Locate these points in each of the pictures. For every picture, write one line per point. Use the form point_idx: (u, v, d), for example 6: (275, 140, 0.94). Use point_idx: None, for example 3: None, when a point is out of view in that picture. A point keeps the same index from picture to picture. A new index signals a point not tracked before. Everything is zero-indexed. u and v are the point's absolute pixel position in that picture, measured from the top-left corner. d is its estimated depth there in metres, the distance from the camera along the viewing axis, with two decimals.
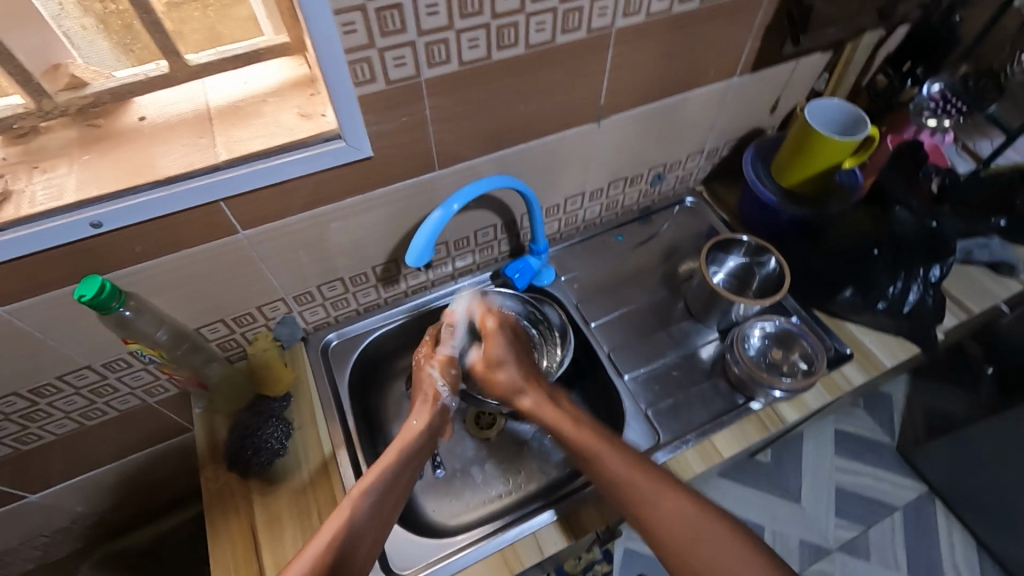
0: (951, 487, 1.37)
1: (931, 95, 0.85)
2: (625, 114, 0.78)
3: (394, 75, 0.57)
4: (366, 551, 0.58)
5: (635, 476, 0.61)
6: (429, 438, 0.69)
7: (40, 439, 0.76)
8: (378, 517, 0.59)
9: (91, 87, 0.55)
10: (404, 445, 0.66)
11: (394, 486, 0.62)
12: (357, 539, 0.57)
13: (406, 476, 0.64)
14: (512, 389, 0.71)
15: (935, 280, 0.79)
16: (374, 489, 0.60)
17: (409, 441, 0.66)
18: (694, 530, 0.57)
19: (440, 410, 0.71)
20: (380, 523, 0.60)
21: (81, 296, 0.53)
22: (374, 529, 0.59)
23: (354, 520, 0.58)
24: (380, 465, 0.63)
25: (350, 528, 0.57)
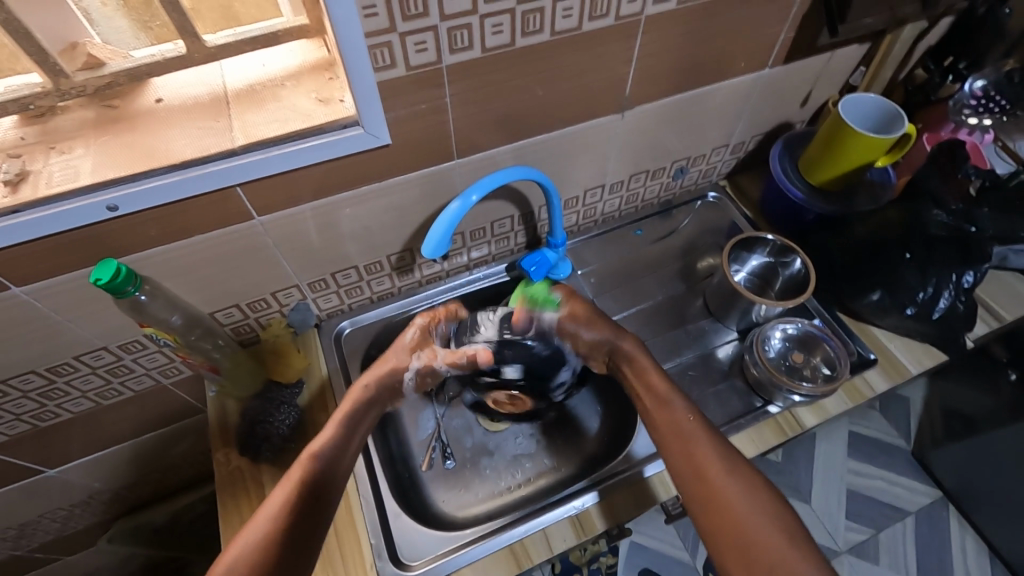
0: (967, 494, 1.34)
1: (972, 93, 0.82)
2: (649, 105, 0.75)
3: (414, 61, 0.55)
4: (328, 503, 0.61)
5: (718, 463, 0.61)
6: (380, 395, 0.71)
7: (58, 416, 0.77)
8: (332, 476, 0.62)
9: (108, 68, 0.54)
10: (350, 406, 0.67)
11: (344, 448, 0.64)
12: (317, 496, 0.60)
13: (354, 437, 0.66)
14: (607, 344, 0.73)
15: (968, 286, 0.74)
16: (322, 454, 0.62)
17: (357, 400, 0.68)
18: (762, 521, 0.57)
19: (392, 368, 0.71)
20: (337, 481, 0.62)
21: (97, 279, 0.52)
22: (332, 484, 0.61)
23: (307, 483, 0.60)
24: (325, 432, 0.64)
25: (302, 487, 0.60)
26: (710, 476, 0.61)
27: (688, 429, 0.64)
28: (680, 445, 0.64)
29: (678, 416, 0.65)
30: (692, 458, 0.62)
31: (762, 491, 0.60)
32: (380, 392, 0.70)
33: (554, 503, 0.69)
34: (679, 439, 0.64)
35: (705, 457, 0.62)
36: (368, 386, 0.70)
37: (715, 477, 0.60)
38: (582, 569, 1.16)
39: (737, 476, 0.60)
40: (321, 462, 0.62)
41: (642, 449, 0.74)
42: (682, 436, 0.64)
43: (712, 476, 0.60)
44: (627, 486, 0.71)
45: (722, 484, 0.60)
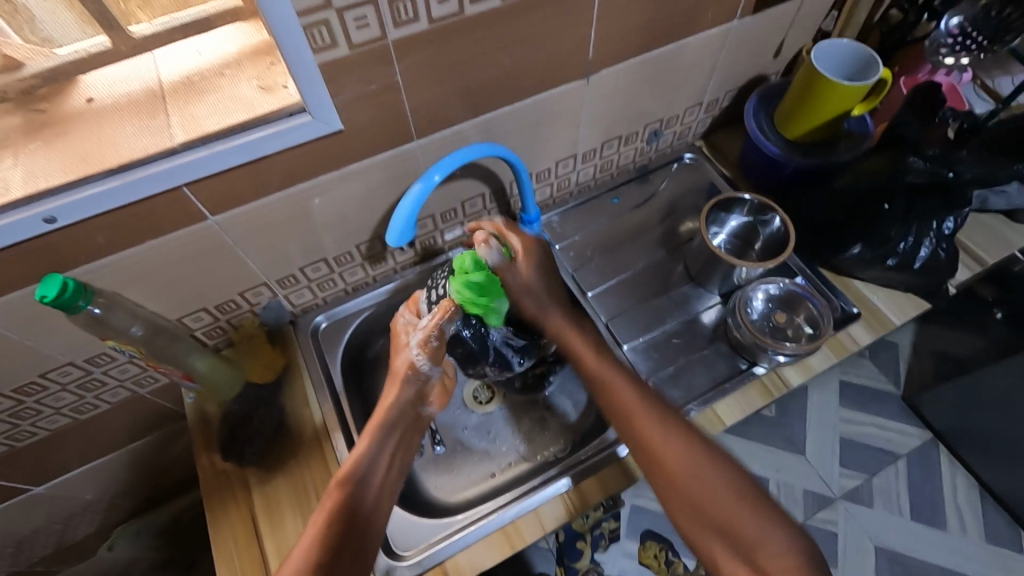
0: (957, 433, 1.37)
1: (949, 31, 0.77)
2: (615, 67, 0.72)
3: (357, 38, 0.52)
4: (368, 527, 0.59)
5: (632, 394, 0.64)
6: (408, 410, 0.68)
7: (34, 435, 0.75)
8: (364, 501, 0.60)
9: (27, 68, 0.50)
10: (378, 422, 0.65)
11: (379, 464, 0.63)
12: (354, 513, 0.58)
13: (388, 451, 0.65)
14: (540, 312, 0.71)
15: (949, 232, 0.74)
16: (355, 475, 0.61)
17: (387, 422, 0.66)
18: (679, 450, 0.59)
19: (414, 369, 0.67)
20: (373, 496, 0.61)
21: (42, 297, 0.50)
22: (372, 486, 0.61)
23: (348, 504, 0.59)
24: (356, 453, 0.63)
25: (347, 491, 0.59)
26: (637, 423, 0.62)
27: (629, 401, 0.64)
28: (631, 416, 0.63)
29: (602, 366, 0.68)
30: (658, 439, 0.61)
31: (679, 423, 0.62)
32: (404, 415, 0.67)
33: (541, 484, 0.69)
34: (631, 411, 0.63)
35: (611, 380, 0.66)
36: (395, 404, 0.67)
37: (648, 434, 0.61)
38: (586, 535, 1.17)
39: (663, 427, 0.61)
40: (354, 482, 0.60)
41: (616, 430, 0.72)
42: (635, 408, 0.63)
43: (651, 437, 0.61)
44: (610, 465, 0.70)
45: (650, 428, 0.61)
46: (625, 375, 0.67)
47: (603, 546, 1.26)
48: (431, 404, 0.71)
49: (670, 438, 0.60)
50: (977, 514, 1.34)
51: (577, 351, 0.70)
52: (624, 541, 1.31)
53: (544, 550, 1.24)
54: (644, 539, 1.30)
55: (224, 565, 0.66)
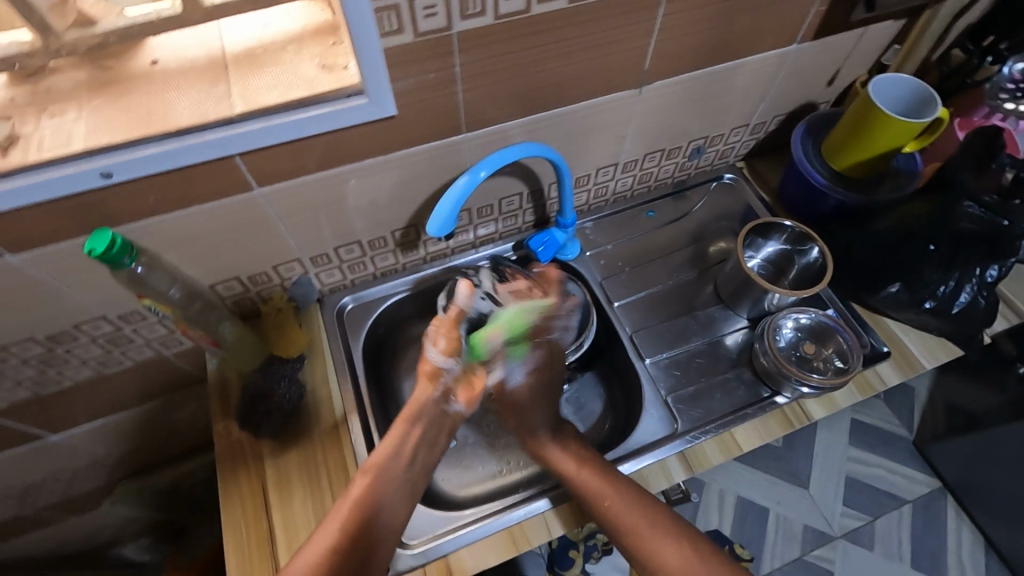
0: (966, 487, 1.34)
1: (1012, 75, 0.73)
2: (669, 81, 0.72)
3: (423, 27, 0.52)
4: (388, 522, 0.59)
5: (636, 515, 0.62)
6: (439, 407, 0.66)
7: (59, 384, 0.76)
8: (386, 499, 0.60)
9: (100, 26, 0.51)
10: (411, 413, 0.65)
11: (405, 460, 0.63)
12: (374, 508, 0.58)
13: (416, 447, 0.64)
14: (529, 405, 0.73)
15: (992, 280, 0.72)
16: (381, 470, 0.61)
17: (420, 415, 0.65)
18: (680, 557, 0.60)
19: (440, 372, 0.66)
20: (395, 490, 0.61)
21: (90, 250, 0.51)
22: (397, 481, 0.61)
23: (368, 498, 0.59)
24: (386, 444, 0.62)
25: (374, 486, 0.59)
26: (608, 512, 0.62)
27: (594, 485, 0.64)
28: (596, 500, 0.63)
29: (602, 484, 0.64)
30: (641, 546, 0.61)
31: (669, 528, 0.62)
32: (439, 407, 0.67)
33: (551, 488, 0.69)
34: (591, 493, 0.64)
35: (610, 501, 0.63)
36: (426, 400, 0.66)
37: (632, 540, 0.61)
38: (578, 545, 1.17)
39: (654, 528, 0.62)
40: (381, 475, 0.60)
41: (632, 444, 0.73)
42: (595, 488, 0.64)
43: (643, 546, 0.61)
44: None
45: (643, 538, 0.61)
46: (600, 472, 0.65)
47: (594, 557, 1.25)
48: (460, 403, 0.68)
49: (636, 522, 0.62)
50: (980, 570, 1.31)
51: (565, 467, 0.66)
52: (616, 555, 1.30)
53: (535, 555, 1.23)
54: None
55: (230, 534, 0.66)
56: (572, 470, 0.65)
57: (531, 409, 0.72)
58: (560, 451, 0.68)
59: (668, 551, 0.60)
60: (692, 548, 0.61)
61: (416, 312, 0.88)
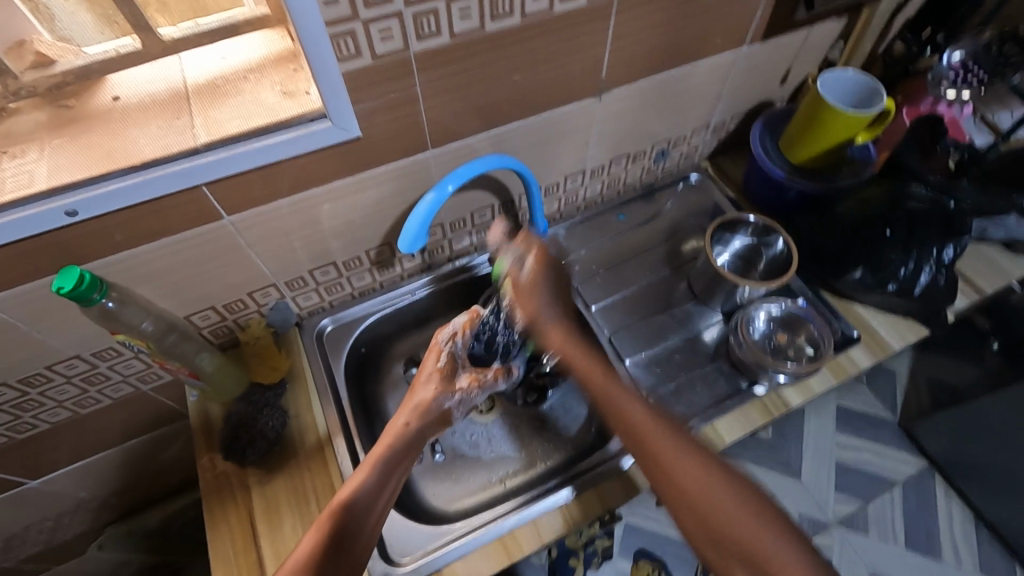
0: (952, 462, 1.37)
1: (951, 64, 0.79)
2: (627, 87, 0.74)
3: (380, 49, 0.53)
4: (359, 551, 0.56)
5: (647, 419, 0.63)
6: (421, 433, 0.69)
7: (35, 428, 0.75)
8: (361, 526, 0.57)
9: (58, 66, 0.51)
10: (389, 445, 0.65)
11: (385, 485, 0.61)
12: (344, 541, 0.56)
13: (396, 475, 0.63)
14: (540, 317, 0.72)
15: (949, 259, 0.76)
16: (357, 496, 0.59)
17: (400, 445, 0.65)
18: (722, 502, 0.56)
19: (427, 400, 0.71)
20: (370, 524, 0.58)
21: (59, 288, 0.51)
22: (375, 506, 0.59)
23: (335, 532, 0.56)
24: (359, 476, 0.61)
25: (346, 510, 0.58)
26: (648, 439, 0.62)
27: (642, 425, 0.63)
28: (643, 439, 0.62)
29: (647, 430, 0.62)
30: (665, 456, 0.60)
31: (710, 464, 0.59)
32: (422, 427, 0.69)
33: (540, 494, 0.69)
34: (644, 434, 0.62)
35: (664, 453, 0.60)
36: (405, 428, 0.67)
37: (663, 454, 0.60)
38: (578, 552, 1.17)
39: (716, 481, 0.57)
40: (353, 506, 0.58)
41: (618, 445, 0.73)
42: (647, 430, 0.62)
43: (696, 492, 0.57)
44: (606, 479, 0.70)
45: (662, 453, 0.60)
46: (639, 402, 0.65)
47: (595, 563, 1.25)
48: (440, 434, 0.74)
49: (655, 432, 0.62)
50: (972, 544, 1.34)
51: (619, 409, 0.64)
52: (617, 559, 1.29)
53: (536, 566, 1.22)
54: (638, 558, 1.29)
55: (220, 566, 0.66)
56: (596, 377, 0.67)
57: (540, 302, 0.72)
58: (581, 356, 0.69)
59: (721, 493, 0.57)
60: (752, 509, 0.55)
61: (397, 329, 0.89)
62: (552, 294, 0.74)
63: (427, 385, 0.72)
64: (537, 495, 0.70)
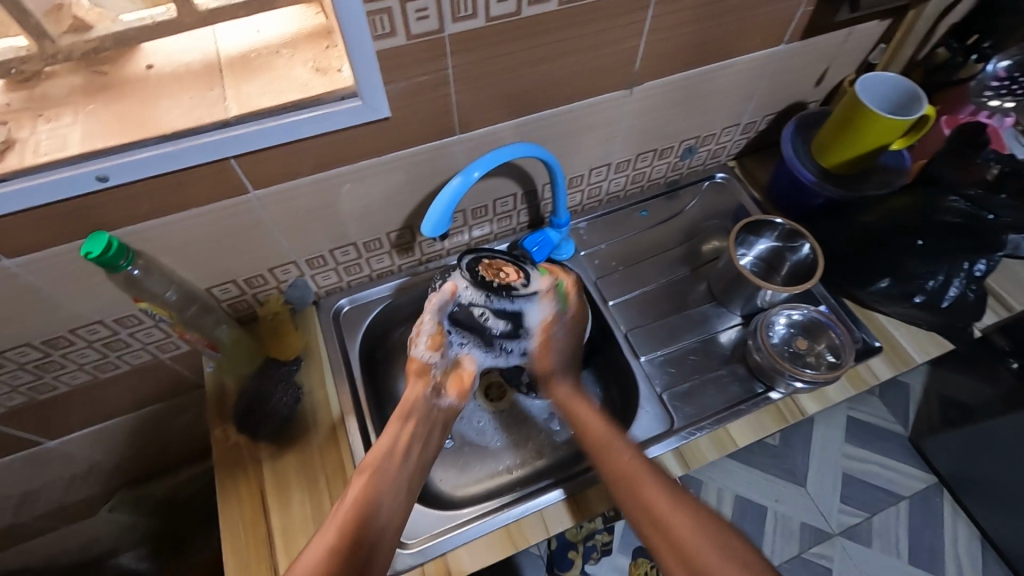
0: (962, 481, 1.35)
1: (996, 73, 0.76)
2: (660, 81, 0.73)
3: (414, 30, 0.53)
4: (391, 512, 0.61)
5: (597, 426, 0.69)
6: (432, 404, 0.70)
7: (55, 389, 0.76)
8: (386, 491, 0.61)
9: (95, 31, 0.51)
10: (404, 412, 0.68)
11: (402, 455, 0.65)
12: (376, 506, 0.60)
13: (409, 445, 0.66)
14: (558, 371, 0.76)
15: (980, 274, 0.74)
16: (380, 464, 0.63)
17: (407, 412, 0.68)
18: (674, 509, 0.60)
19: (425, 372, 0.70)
20: (395, 485, 0.63)
21: (87, 253, 0.51)
22: (398, 473, 0.64)
23: (371, 491, 0.61)
24: (384, 439, 0.65)
25: (375, 477, 0.62)
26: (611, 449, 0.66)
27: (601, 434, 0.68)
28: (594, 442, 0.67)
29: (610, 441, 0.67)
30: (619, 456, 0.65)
31: (672, 485, 0.62)
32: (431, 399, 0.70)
33: (549, 486, 0.69)
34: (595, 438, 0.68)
35: (627, 458, 0.65)
36: (415, 398, 0.69)
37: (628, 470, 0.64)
38: (578, 546, 1.17)
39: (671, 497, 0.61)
40: (380, 475, 0.62)
41: (636, 436, 0.73)
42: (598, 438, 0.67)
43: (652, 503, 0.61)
44: None
45: (604, 450, 0.66)
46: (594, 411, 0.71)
47: (594, 558, 1.25)
48: (449, 395, 0.72)
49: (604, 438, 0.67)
50: (977, 564, 1.32)
51: (565, 402, 0.73)
52: (616, 555, 1.29)
53: (535, 556, 1.23)
54: (637, 556, 1.29)
55: (229, 536, 0.67)
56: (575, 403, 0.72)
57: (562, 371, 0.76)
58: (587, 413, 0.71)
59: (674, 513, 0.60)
60: (697, 526, 0.59)
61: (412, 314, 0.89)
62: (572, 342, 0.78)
63: (419, 340, 0.69)
64: (546, 486, 0.70)
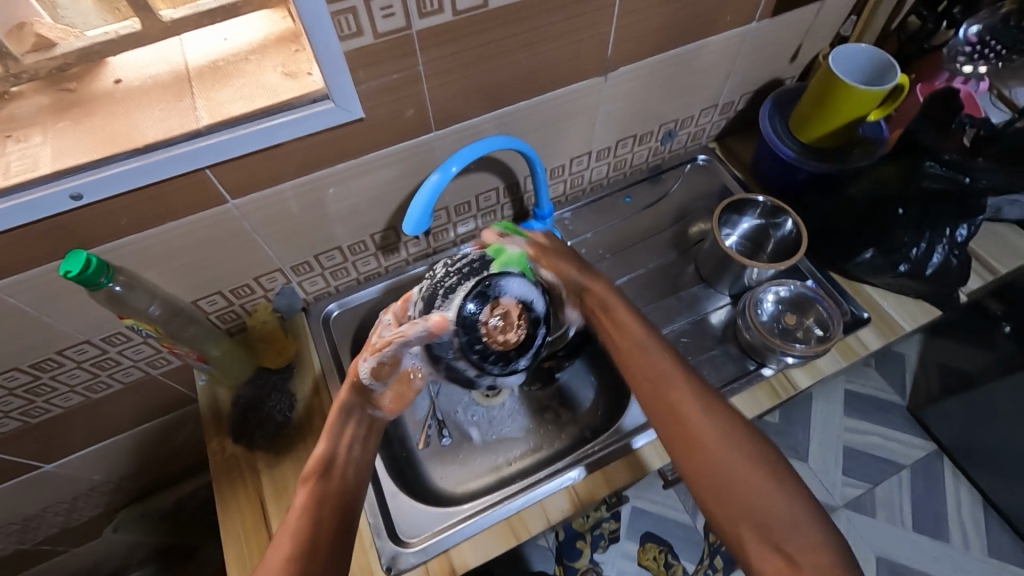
0: (961, 446, 1.36)
1: (967, 39, 0.77)
2: (633, 66, 0.73)
3: (382, 27, 0.53)
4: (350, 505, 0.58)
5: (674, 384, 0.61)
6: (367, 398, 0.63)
7: (48, 412, 0.76)
8: (334, 489, 0.58)
9: (59, 48, 0.51)
10: (337, 409, 0.62)
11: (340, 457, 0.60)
12: (328, 502, 0.57)
13: (348, 438, 0.62)
14: (579, 280, 0.68)
15: (962, 239, 0.74)
16: (321, 466, 0.59)
17: (343, 415, 0.62)
18: (751, 477, 0.55)
19: (359, 378, 0.62)
20: (344, 480, 0.59)
21: (66, 272, 0.51)
22: (344, 465, 0.60)
23: (316, 499, 0.56)
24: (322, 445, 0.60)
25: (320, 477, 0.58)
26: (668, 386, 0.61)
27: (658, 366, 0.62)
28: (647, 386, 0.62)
29: (638, 363, 0.63)
30: (684, 412, 0.59)
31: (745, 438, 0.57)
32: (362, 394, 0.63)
33: (548, 476, 0.70)
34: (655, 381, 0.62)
35: (683, 399, 0.60)
36: (349, 394, 0.63)
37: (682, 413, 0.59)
38: (584, 535, 1.18)
39: (749, 466, 0.56)
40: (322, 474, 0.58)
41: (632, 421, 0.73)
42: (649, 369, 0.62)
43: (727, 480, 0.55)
44: (613, 461, 0.70)
45: (680, 408, 0.59)
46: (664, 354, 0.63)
47: (601, 546, 1.26)
48: (383, 406, 0.65)
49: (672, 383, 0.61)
50: (980, 527, 1.34)
51: (616, 348, 0.66)
52: (623, 542, 1.30)
53: (542, 549, 1.24)
54: (644, 541, 1.30)
55: (231, 546, 0.67)
56: (625, 348, 0.65)
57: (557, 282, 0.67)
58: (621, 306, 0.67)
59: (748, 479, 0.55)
60: (786, 492, 0.54)
61: None
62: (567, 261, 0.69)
63: (367, 355, 0.62)
64: (545, 477, 0.70)
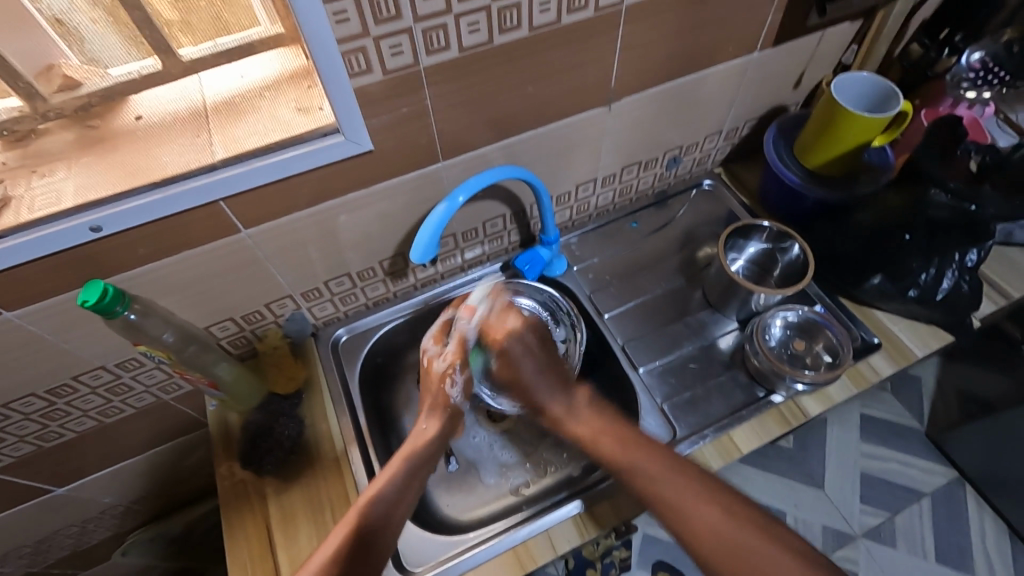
0: (983, 473, 1.32)
1: (971, 65, 0.78)
2: (636, 96, 0.74)
3: (391, 65, 0.54)
4: (384, 544, 0.56)
5: (686, 488, 0.56)
6: (438, 446, 0.66)
7: (62, 437, 0.77)
8: (384, 525, 0.57)
9: (84, 88, 0.53)
10: (409, 452, 0.64)
11: (405, 488, 0.60)
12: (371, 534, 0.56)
13: (413, 479, 0.61)
14: (546, 393, 0.68)
15: (972, 265, 0.73)
16: (381, 496, 0.59)
17: (412, 452, 0.64)
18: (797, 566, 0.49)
19: (448, 409, 0.70)
20: (396, 518, 0.58)
21: (84, 301, 0.52)
22: (401, 503, 0.59)
23: (355, 531, 0.56)
24: (387, 473, 0.61)
25: (372, 507, 0.58)
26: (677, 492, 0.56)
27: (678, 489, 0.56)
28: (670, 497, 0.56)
29: (640, 460, 0.59)
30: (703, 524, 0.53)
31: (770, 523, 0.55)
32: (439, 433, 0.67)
33: (554, 504, 0.69)
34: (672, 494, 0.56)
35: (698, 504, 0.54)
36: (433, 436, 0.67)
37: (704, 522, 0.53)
38: (595, 563, 1.16)
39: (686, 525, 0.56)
40: (379, 503, 0.58)
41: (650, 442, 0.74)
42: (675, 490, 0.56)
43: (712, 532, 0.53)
44: (621, 490, 0.70)
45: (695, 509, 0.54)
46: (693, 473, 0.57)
47: None
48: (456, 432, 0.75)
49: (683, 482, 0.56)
50: (1007, 558, 1.29)
51: (601, 443, 0.62)
52: (635, 570, 1.27)
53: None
54: (656, 570, 1.27)
55: None
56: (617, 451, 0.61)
57: (535, 380, 0.69)
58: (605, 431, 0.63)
59: (706, 514, 0.54)
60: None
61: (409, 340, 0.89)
62: (541, 360, 0.71)
63: (454, 378, 0.71)
64: (553, 505, 0.69)
